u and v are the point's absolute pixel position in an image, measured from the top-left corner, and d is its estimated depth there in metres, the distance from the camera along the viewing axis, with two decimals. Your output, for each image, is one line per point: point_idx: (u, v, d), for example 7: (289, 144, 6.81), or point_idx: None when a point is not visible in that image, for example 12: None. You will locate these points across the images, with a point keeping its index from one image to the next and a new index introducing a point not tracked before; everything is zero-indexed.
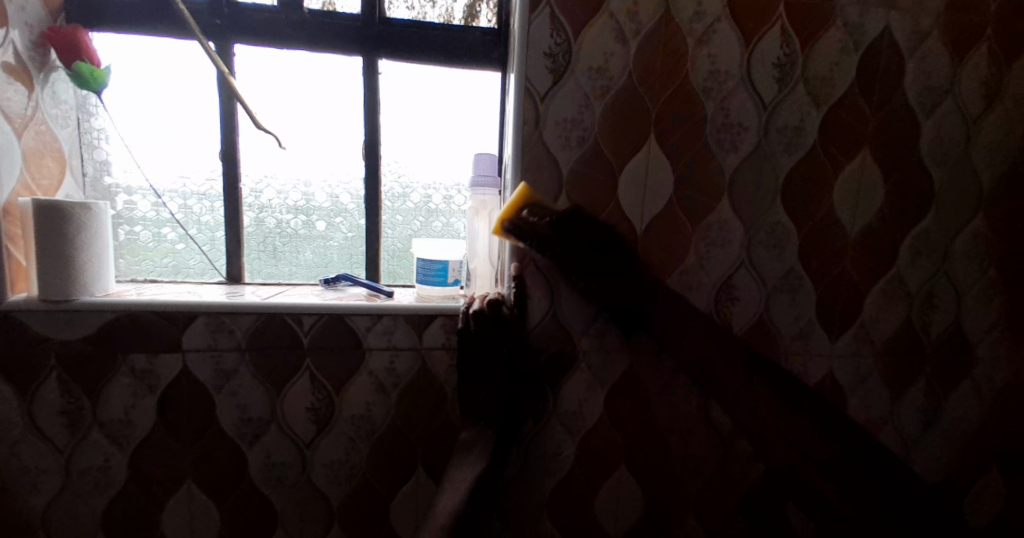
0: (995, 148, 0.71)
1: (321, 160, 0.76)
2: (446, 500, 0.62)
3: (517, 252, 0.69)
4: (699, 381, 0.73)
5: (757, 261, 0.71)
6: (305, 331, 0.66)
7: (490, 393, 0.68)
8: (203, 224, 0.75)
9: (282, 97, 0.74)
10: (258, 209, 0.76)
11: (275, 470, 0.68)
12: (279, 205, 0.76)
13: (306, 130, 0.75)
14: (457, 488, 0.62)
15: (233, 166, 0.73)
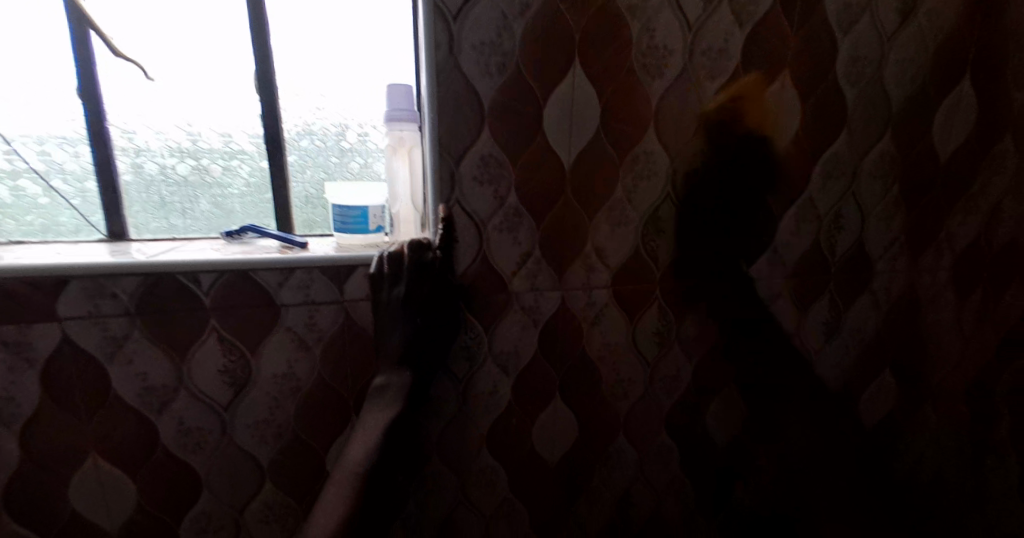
0: (904, 68, 0.73)
1: (202, 92, 0.67)
2: (356, 448, 0.62)
3: (441, 193, 0.64)
4: (626, 312, 0.75)
5: (681, 193, 0.70)
6: (204, 291, 0.60)
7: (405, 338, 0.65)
8: (68, 173, 0.65)
9: (147, 16, 0.64)
10: (135, 155, 0.66)
11: (192, 435, 0.64)
12: (159, 146, 0.67)
13: (178, 58, 0.66)
14: (370, 441, 0.62)
15: (94, 103, 0.63)
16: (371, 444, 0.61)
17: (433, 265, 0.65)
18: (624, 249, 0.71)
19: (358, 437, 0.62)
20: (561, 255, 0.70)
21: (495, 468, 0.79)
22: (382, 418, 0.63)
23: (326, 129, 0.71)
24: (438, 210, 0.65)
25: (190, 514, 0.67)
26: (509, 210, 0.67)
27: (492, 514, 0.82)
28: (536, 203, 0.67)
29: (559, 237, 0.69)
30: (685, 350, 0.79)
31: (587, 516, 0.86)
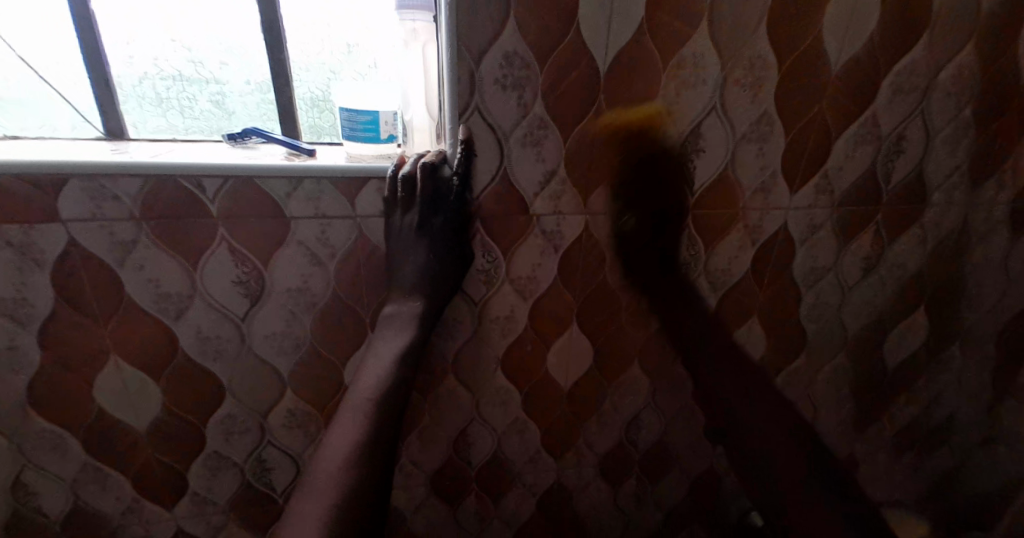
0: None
1: None
2: (368, 375, 0.61)
3: (462, 97, 0.58)
4: (655, 239, 0.70)
5: (729, 107, 0.63)
6: (210, 198, 0.57)
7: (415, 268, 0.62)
8: (55, 60, 0.60)
9: None
10: (123, 42, 0.61)
11: (212, 344, 0.64)
12: (149, 33, 0.61)
13: None
14: (380, 367, 0.61)
15: None
16: (381, 371, 0.61)
17: (450, 188, 0.62)
18: (657, 169, 0.65)
19: (369, 365, 0.62)
20: (590, 172, 0.64)
21: (509, 388, 0.80)
22: (393, 345, 0.62)
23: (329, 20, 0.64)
24: (459, 118, 0.59)
25: (213, 418, 0.68)
26: (535, 121, 0.60)
27: (504, 430, 0.83)
28: (565, 113, 0.61)
29: (587, 155, 0.63)
30: (712, 280, 0.74)
31: (596, 437, 0.88)
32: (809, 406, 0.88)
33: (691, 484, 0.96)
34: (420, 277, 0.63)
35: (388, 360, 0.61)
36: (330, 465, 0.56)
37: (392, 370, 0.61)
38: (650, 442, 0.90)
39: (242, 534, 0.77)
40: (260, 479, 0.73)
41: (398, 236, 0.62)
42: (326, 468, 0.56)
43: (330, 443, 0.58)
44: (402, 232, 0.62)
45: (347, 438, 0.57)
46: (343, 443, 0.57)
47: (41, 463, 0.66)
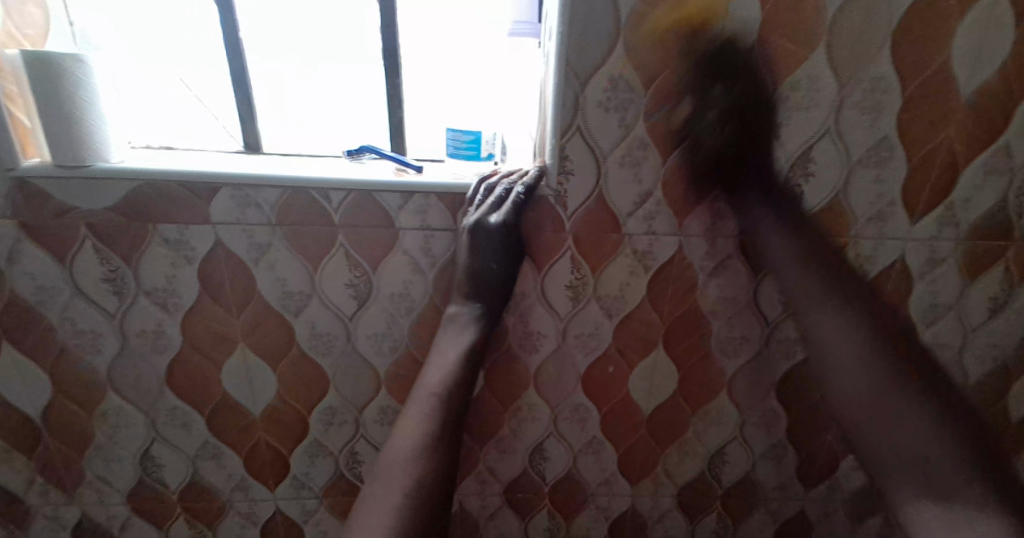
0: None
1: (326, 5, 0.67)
2: (433, 371, 0.63)
3: (566, 118, 0.60)
4: (752, 264, 0.69)
5: (844, 130, 0.61)
6: (334, 208, 0.62)
7: (479, 271, 0.63)
8: (215, 87, 0.68)
9: None
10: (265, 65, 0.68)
11: (322, 340, 0.69)
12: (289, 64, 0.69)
13: None
14: (444, 364, 0.63)
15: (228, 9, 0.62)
16: (446, 367, 0.63)
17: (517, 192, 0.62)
18: (760, 193, 0.64)
19: (433, 362, 0.64)
20: (688, 193, 0.64)
21: (589, 407, 0.79)
22: (459, 344, 0.64)
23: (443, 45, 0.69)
24: (561, 138, 0.61)
25: (316, 409, 0.74)
26: (636, 141, 0.61)
27: (580, 449, 0.83)
28: (667, 134, 0.61)
29: (685, 176, 0.63)
30: None
31: (675, 465, 0.85)
32: None
33: (775, 527, 0.90)
34: (481, 280, 0.64)
35: (452, 357, 0.63)
36: (403, 456, 0.57)
37: (456, 368, 0.63)
38: (734, 477, 0.86)
39: (329, 521, 0.82)
40: (350, 469, 0.78)
41: (464, 237, 0.63)
42: (399, 461, 0.57)
43: (401, 436, 0.59)
44: (466, 231, 0.63)
45: (415, 431, 0.59)
46: (413, 432, 0.59)
47: (169, 437, 0.74)
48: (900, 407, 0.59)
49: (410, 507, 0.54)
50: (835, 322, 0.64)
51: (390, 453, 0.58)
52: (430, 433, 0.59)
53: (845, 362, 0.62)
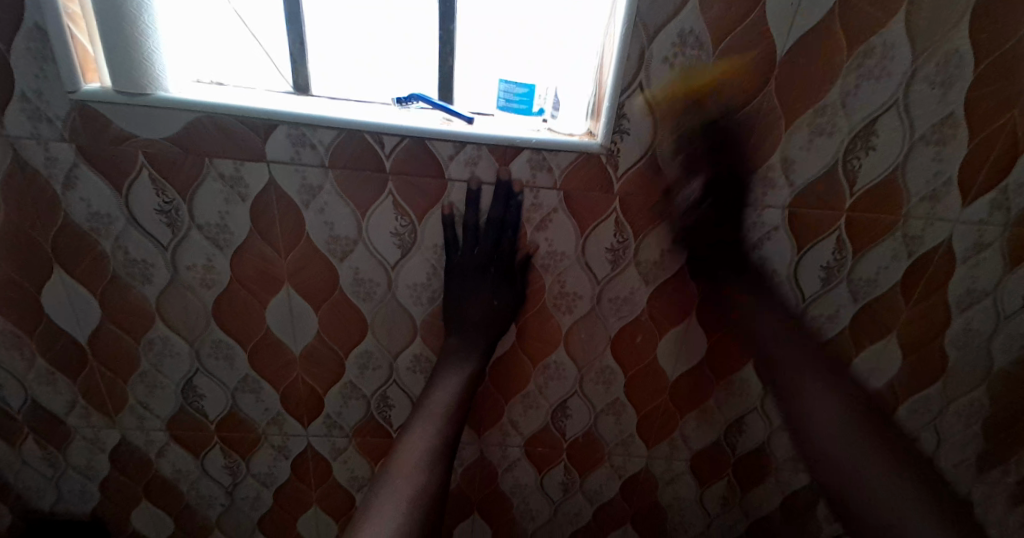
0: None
1: None
2: (440, 392, 0.69)
3: (628, 73, 0.59)
4: (798, 239, 0.68)
5: (911, 104, 0.59)
6: (386, 154, 0.62)
7: (483, 307, 0.71)
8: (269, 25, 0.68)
9: None
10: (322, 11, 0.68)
11: (363, 285, 0.71)
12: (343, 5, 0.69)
13: None
14: (449, 387, 0.69)
15: None
16: (451, 390, 0.69)
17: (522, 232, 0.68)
18: (816, 165, 0.63)
19: (439, 384, 0.70)
20: (743, 160, 0.63)
21: (615, 368, 0.81)
22: (456, 376, 0.70)
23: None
24: (621, 95, 0.60)
25: (353, 352, 0.76)
26: (695, 103, 0.60)
27: (602, 409, 0.85)
28: (729, 97, 0.60)
29: (742, 143, 0.62)
30: (854, 290, 0.71)
31: (692, 431, 0.87)
32: (932, 439, 0.81)
33: (783, 497, 0.93)
34: (487, 316, 0.71)
35: (455, 385, 0.69)
36: (409, 464, 0.62)
37: (458, 395, 0.69)
38: (748, 446, 0.88)
39: (357, 459, 0.86)
40: (381, 412, 0.81)
41: (467, 269, 0.69)
42: (408, 466, 0.62)
43: (402, 453, 0.64)
44: (478, 258, 0.69)
45: (421, 444, 0.64)
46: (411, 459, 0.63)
47: (210, 369, 0.77)
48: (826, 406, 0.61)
49: (413, 513, 0.59)
50: (804, 367, 0.65)
51: (391, 471, 0.62)
52: (436, 440, 0.65)
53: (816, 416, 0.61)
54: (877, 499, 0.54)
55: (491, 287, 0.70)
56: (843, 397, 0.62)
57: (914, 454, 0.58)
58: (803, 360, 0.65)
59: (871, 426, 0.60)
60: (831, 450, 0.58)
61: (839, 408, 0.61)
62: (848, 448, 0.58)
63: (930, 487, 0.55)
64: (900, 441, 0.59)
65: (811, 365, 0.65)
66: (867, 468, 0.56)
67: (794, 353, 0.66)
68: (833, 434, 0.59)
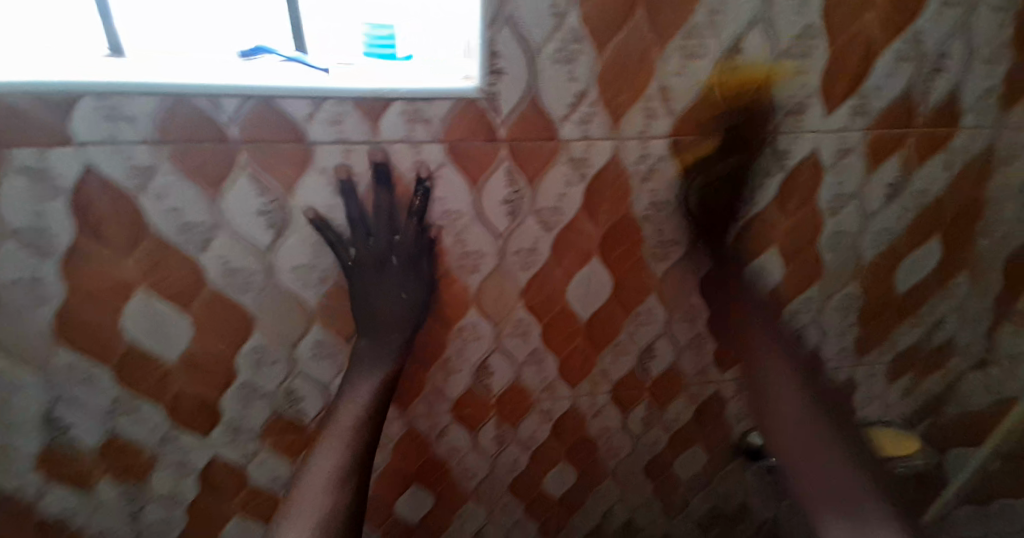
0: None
1: None
2: (348, 407, 0.64)
3: (493, 4, 0.54)
4: (684, 165, 0.69)
5: (772, 19, 0.60)
6: (229, 120, 0.53)
7: (391, 307, 0.66)
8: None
9: None
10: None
11: (238, 275, 0.63)
12: None
13: None
14: (360, 397, 0.64)
15: None
16: (362, 399, 0.64)
17: (396, 208, 0.63)
18: (693, 90, 0.63)
19: (350, 394, 0.65)
20: (623, 91, 0.62)
21: (527, 319, 0.80)
22: (366, 384, 0.65)
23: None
24: (490, 30, 0.55)
25: (242, 349, 0.69)
26: (569, 34, 0.57)
27: (524, 360, 0.85)
28: (603, 24, 0.57)
29: (622, 73, 0.60)
30: (738, 211, 0.74)
31: (611, 364, 0.90)
32: (817, 333, 0.89)
33: (697, 408, 1.00)
34: (400, 315, 0.66)
35: (368, 390, 0.65)
36: (313, 488, 0.56)
37: (369, 407, 0.63)
38: (661, 369, 0.93)
39: (275, 459, 0.80)
40: (291, 407, 0.75)
41: (369, 259, 0.64)
42: (311, 491, 0.56)
43: (309, 478, 0.57)
44: (377, 248, 0.63)
45: (332, 460, 0.58)
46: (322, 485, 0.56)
47: (73, 396, 0.66)
48: (804, 405, 0.60)
49: None
50: (786, 389, 0.62)
51: (300, 494, 0.56)
52: (347, 458, 0.58)
53: (783, 413, 0.61)
54: (853, 508, 0.51)
55: (398, 280, 0.65)
56: (838, 430, 0.57)
57: (886, 475, 0.55)
58: (798, 394, 0.61)
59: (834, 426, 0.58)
60: (819, 449, 0.56)
61: (799, 402, 0.60)
62: (828, 451, 0.56)
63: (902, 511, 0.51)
64: (877, 467, 0.56)
65: (791, 384, 0.63)
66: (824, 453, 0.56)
67: (786, 377, 0.63)
68: (794, 431, 0.58)
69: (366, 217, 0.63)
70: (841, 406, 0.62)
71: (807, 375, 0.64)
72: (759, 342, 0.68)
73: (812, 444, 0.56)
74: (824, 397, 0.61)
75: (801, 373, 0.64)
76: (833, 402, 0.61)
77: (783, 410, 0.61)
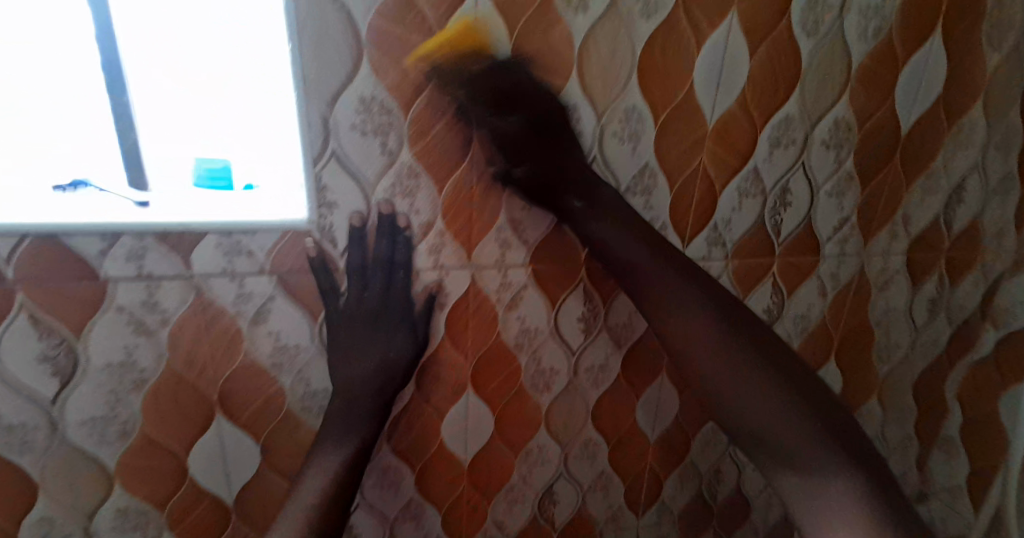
0: (869, 16, 0.60)
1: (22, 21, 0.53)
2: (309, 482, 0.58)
3: (316, 142, 0.53)
4: (549, 292, 0.65)
5: (609, 157, 0.60)
6: (4, 260, 0.48)
7: (383, 366, 0.60)
8: None
9: None
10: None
11: (13, 433, 0.53)
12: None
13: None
14: (326, 471, 0.58)
15: None
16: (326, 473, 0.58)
17: (218, 350, 0.56)
18: (544, 222, 0.61)
19: (314, 466, 0.59)
20: (471, 225, 0.59)
21: (393, 468, 0.70)
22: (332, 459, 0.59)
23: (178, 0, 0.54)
24: (314, 166, 0.53)
25: (26, 519, 0.57)
26: (402, 169, 0.55)
27: (395, 517, 0.73)
28: (433, 160, 0.56)
29: (464, 205, 0.58)
30: (615, 338, 0.70)
31: (504, 515, 0.77)
32: (733, 467, 0.83)
33: None
34: (387, 375, 0.60)
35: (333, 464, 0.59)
36: None
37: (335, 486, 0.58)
38: (564, 518, 0.80)
39: None
40: None
41: (353, 318, 0.59)
42: None
43: None
44: (347, 308, 0.59)
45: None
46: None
47: None
48: (716, 333, 0.55)
49: None
50: (703, 329, 0.55)
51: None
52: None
53: (706, 361, 0.54)
54: (791, 456, 0.49)
55: (384, 339, 0.60)
56: (768, 374, 0.52)
57: (827, 399, 0.52)
58: (716, 341, 0.54)
59: (754, 351, 0.54)
60: (747, 408, 0.52)
61: (710, 352, 0.54)
62: (755, 414, 0.51)
63: (889, 499, 0.46)
64: (819, 394, 0.52)
65: (717, 317, 0.55)
66: (748, 397, 0.52)
67: (702, 334, 0.55)
68: (722, 379, 0.53)
69: (190, 358, 0.56)
70: (783, 355, 0.54)
71: (718, 311, 0.56)
72: (679, 322, 0.56)
73: (756, 437, 0.51)
74: (743, 322, 0.55)
75: (721, 296, 0.57)
76: (752, 331, 0.55)
77: (694, 362, 0.55)
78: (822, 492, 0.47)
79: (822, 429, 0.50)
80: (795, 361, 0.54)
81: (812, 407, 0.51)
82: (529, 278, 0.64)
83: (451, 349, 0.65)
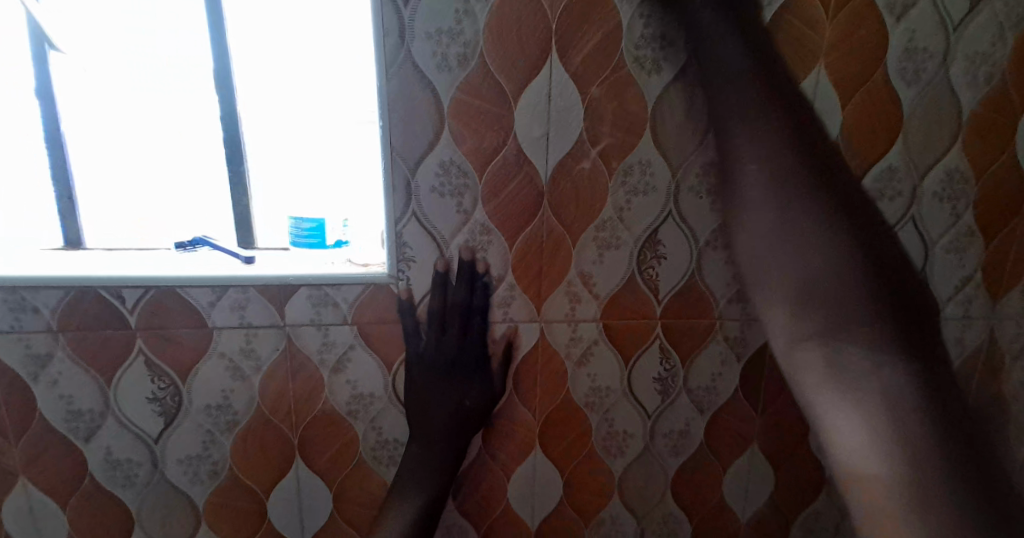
0: (977, 61, 0.55)
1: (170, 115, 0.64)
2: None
3: (399, 203, 0.56)
4: (622, 350, 0.63)
5: (686, 212, 0.58)
6: (130, 309, 0.55)
7: (455, 419, 0.60)
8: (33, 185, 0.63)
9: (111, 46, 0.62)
10: (89, 100, 0.63)
11: (120, 467, 0.59)
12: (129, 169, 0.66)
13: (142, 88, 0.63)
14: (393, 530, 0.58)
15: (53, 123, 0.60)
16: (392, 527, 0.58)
17: (302, 397, 0.60)
18: (617, 275, 0.60)
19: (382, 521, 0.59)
20: (542, 279, 0.60)
21: (460, 528, 0.68)
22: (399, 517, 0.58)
23: (281, 74, 0.63)
24: (396, 224, 0.56)
25: None
26: (477, 226, 0.57)
27: None
28: (507, 218, 0.57)
29: (536, 261, 0.59)
30: (696, 402, 0.65)
31: None
32: None
33: None
34: (458, 428, 0.61)
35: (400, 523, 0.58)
36: None
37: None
38: None
39: None
40: None
41: (428, 369, 0.60)
42: None
43: None
44: (421, 359, 0.60)
45: None
46: None
47: None
48: (796, 193, 0.44)
49: None
50: (769, 185, 0.45)
51: None
52: None
53: (762, 219, 0.45)
54: (845, 336, 0.38)
55: (457, 390, 0.60)
56: (850, 255, 0.41)
57: (926, 323, 0.39)
58: (787, 194, 0.44)
59: (832, 220, 0.43)
60: (787, 274, 0.42)
61: (773, 206, 0.45)
62: (805, 280, 0.41)
63: (962, 439, 0.33)
64: (919, 308, 0.40)
65: (791, 172, 0.45)
66: (806, 263, 0.41)
67: (764, 188, 0.46)
68: (771, 247, 0.44)
69: (276, 404, 0.59)
70: (883, 240, 0.43)
71: (813, 148, 0.46)
72: (746, 150, 0.47)
73: (803, 311, 0.41)
74: (833, 192, 0.44)
75: (799, 139, 0.46)
76: (850, 208, 0.44)
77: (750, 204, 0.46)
78: (858, 392, 0.36)
79: (894, 328, 0.38)
80: (894, 250, 0.42)
81: (892, 292, 0.40)
82: (603, 333, 0.62)
83: (521, 405, 0.64)
